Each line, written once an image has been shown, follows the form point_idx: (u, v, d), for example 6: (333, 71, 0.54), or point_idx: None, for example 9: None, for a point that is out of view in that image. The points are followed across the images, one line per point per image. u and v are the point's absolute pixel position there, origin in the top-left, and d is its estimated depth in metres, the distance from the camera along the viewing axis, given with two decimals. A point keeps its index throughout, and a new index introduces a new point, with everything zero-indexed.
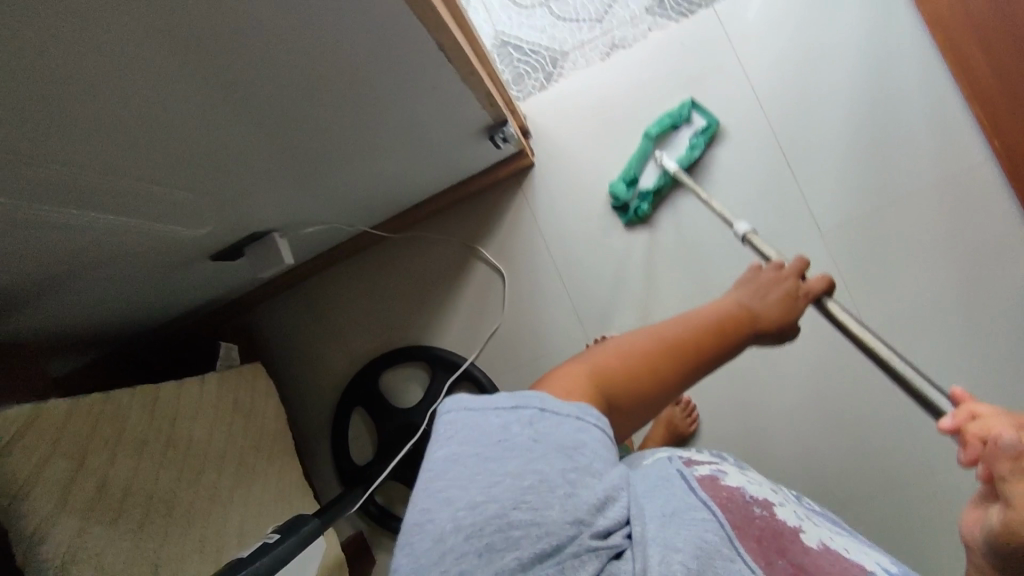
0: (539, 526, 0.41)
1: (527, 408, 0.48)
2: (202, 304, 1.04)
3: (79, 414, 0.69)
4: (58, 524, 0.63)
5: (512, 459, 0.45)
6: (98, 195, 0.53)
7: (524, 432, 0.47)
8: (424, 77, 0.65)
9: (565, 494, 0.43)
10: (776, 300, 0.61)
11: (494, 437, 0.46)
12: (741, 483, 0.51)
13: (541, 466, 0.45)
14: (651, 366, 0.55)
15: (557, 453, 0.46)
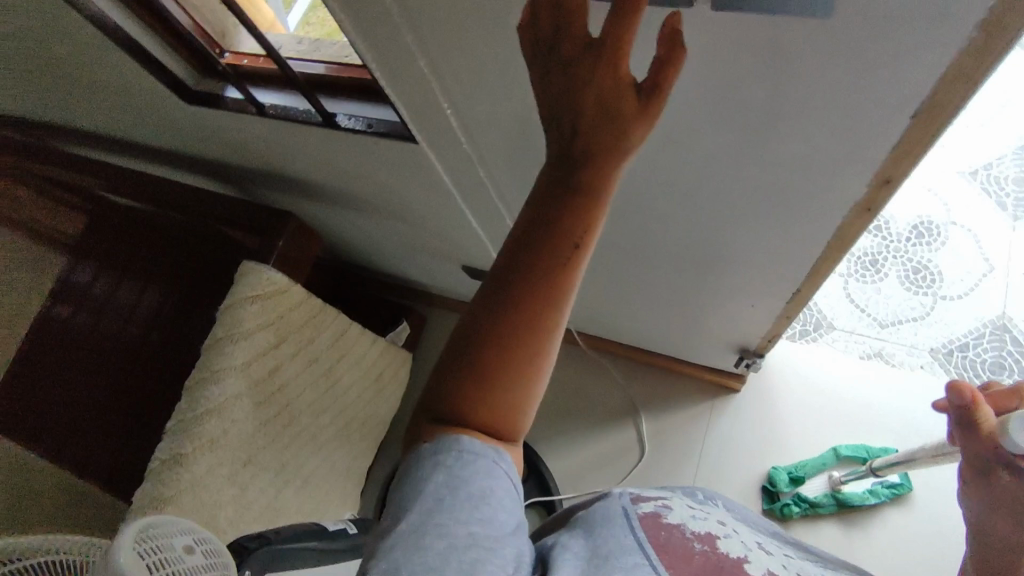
0: (471, 573, 0.33)
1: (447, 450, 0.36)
2: (416, 280, 1.14)
3: (298, 309, 0.78)
4: (229, 377, 0.72)
5: (469, 484, 0.35)
6: (481, 167, 0.62)
7: (439, 484, 0.35)
8: (753, 296, 0.68)
9: (506, 542, 0.35)
10: (605, 130, 0.32)
11: (455, 458, 0.35)
12: (686, 518, 0.44)
13: (493, 507, 0.36)
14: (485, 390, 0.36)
15: (471, 503, 0.35)
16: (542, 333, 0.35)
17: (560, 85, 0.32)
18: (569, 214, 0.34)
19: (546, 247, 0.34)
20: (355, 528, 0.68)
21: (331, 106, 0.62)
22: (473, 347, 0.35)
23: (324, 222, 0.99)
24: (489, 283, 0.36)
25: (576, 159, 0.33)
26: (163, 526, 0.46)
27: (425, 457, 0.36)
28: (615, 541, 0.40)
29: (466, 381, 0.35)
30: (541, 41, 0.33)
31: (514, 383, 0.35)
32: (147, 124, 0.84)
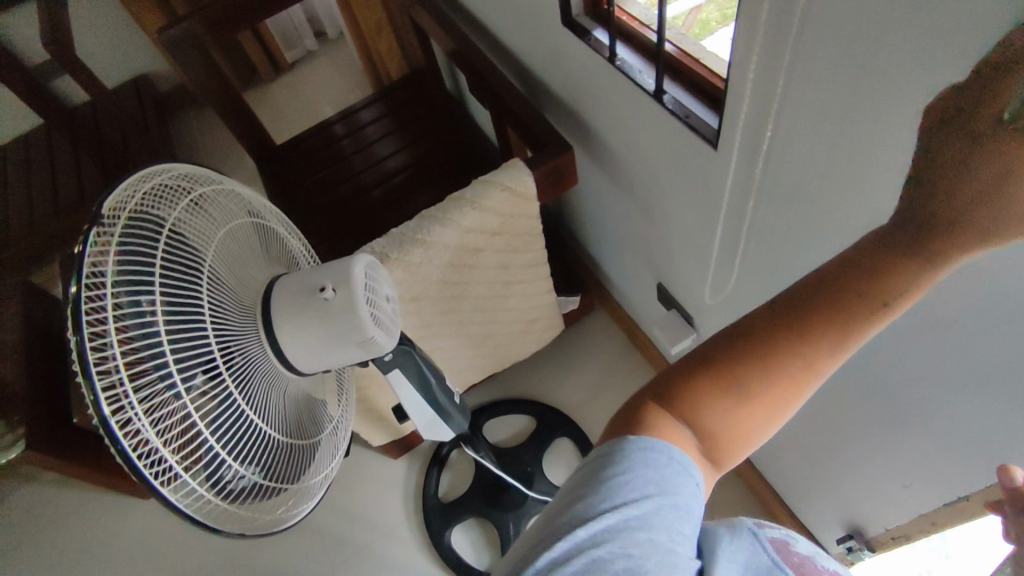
0: (676, 554, 0.36)
1: (652, 452, 0.39)
2: (608, 274, 1.21)
3: (523, 218, 0.88)
4: (451, 228, 0.83)
5: (670, 479, 0.38)
6: (754, 201, 0.65)
7: (645, 477, 0.38)
8: (919, 475, 0.64)
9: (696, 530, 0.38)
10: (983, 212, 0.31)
11: (667, 466, 0.39)
12: (811, 550, 0.41)
13: (687, 502, 0.38)
14: (740, 388, 0.40)
15: (671, 496, 0.38)
16: (793, 381, 0.39)
17: (954, 151, 0.31)
18: (888, 287, 0.36)
19: (843, 311, 0.37)
20: (456, 401, 0.75)
21: (666, 85, 0.72)
22: (751, 348, 0.40)
23: (582, 179, 1.09)
24: (789, 304, 0.40)
25: (938, 239, 0.34)
26: (381, 275, 0.54)
27: (638, 450, 0.39)
28: (755, 554, 0.37)
29: (705, 393, 0.41)
30: (947, 106, 0.31)
31: (749, 412, 0.40)
32: (521, 31, 1.01)
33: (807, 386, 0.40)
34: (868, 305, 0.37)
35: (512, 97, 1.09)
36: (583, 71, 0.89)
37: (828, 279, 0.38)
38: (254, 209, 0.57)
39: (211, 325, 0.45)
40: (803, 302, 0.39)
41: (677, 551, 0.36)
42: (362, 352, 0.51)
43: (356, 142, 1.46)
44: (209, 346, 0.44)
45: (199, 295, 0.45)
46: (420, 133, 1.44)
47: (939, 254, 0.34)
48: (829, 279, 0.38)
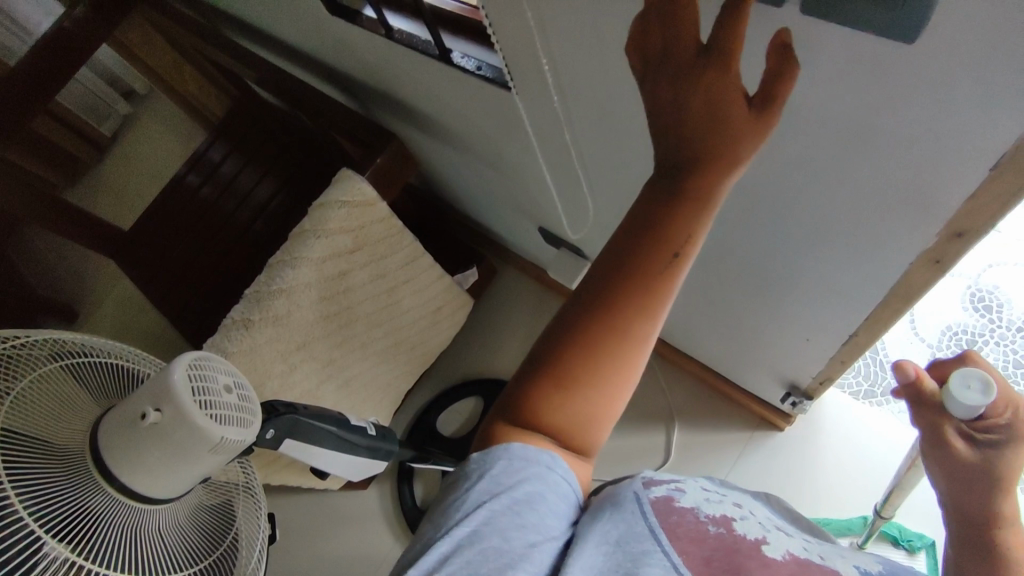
0: (517, 557, 0.35)
1: (495, 460, 0.39)
2: (496, 233, 1.18)
3: (374, 223, 0.84)
4: (305, 265, 0.79)
5: (513, 482, 0.38)
6: (569, 132, 0.63)
7: (485, 487, 0.38)
8: (814, 328, 0.65)
9: (551, 526, 0.38)
10: (714, 136, 0.36)
11: (504, 468, 0.39)
12: (699, 501, 0.41)
13: (539, 502, 0.38)
14: (585, 370, 0.40)
15: (515, 498, 0.38)
16: (626, 353, 0.40)
17: (670, 81, 0.36)
18: (668, 241, 0.39)
19: (641, 274, 0.39)
20: (373, 431, 0.72)
21: (448, 42, 0.67)
22: (579, 325, 0.40)
23: (428, 154, 1.05)
24: (600, 273, 0.41)
25: (689, 178, 0.38)
26: (215, 363, 0.50)
27: (476, 464, 0.40)
28: (631, 523, 0.38)
29: (553, 390, 0.40)
30: (652, 51, 0.37)
31: (597, 396, 0.40)
32: (301, 31, 0.94)
33: (640, 352, 0.41)
34: (660, 258, 0.39)
35: (324, 99, 1.02)
36: (371, 54, 0.83)
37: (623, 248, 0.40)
38: (63, 348, 0.51)
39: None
40: (605, 277, 0.40)
41: (516, 554, 0.36)
42: (222, 453, 0.48)
43: (217, 185, 1.31)
44: (30, 527, 0.42)
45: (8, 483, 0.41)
46: (276, 153, 1.33)
47: (694, 193, 0.38)
48: (619, 251, 0.40)
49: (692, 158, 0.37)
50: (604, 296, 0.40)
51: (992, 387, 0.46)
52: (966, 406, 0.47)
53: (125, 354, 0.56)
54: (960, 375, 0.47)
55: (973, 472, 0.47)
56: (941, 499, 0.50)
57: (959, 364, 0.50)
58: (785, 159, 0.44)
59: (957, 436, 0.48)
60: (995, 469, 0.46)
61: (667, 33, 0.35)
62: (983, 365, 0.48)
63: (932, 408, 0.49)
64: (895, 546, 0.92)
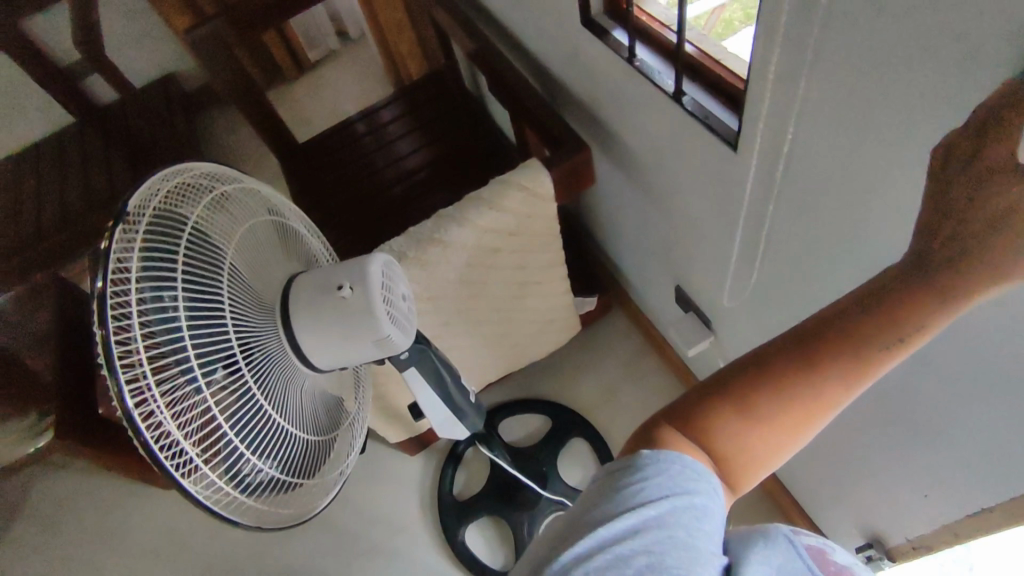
0: (700, 550, 0.36)
1: (671, 462, 0.39)
2: (626, 274, 1.20)
3: (537, 217, 0.88)
4: (468, 228, 0.84)
5: (690, 484, 0.39)
6: (772, 205, 0.65)
7: (664, 482, 0.39)
8: (941, 486, 0.63)
9: (722, 529, 0.39)
10: (978, 247, 0.33)
11: (682, 472, 0.39)
12: (847, 559, 0.40)
13: (711, 507, 0.39)
14: (766, 406, 0.41)
15: (692, 497, 0.38)
16: (805, 409, 0.41)
17: (964, 189, 0.33)
18: (891, 328, 0.37)
19: (853, 344, 0.39)
20: (473, 397, 0.75)
21: (686, 85, 0.71)
22: (776, 367, 0.41)
23: (601, 178, 1.09)
24: (812, 326, 0.41)
25: (933, 282, 0.36)
26: (395, 272, 0.55)
27: (651, 459, 0.40)
28: (792, 560, 0.36)
29: (727, 414, 0.42)
30: (953, 154, 0.33)
31: (762, 435, 0.42)
32: (541, 30, 1.01)
33: (819, 414, 0.41)
34: (878, 338, 0.38)
35: (531, 96, 1.09)
36: (601, 70, 0.88)
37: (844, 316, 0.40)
38: (273, 205, 0.58)
39: (230, 321, 0.46)
40: (812, 334, 0.41)
41: (700, 546, 0.36)
42: (378, 349, 0.52)
43: (377, 140, 1.47)
44: (230, 341, 0.45)
45: (219, 293, 0.46)
46: (444, 131, 1.45)
47: (935, 295, 0.36)
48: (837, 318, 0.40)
49: (937, 263, 0.35)
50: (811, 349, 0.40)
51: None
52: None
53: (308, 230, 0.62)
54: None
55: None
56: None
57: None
58: None
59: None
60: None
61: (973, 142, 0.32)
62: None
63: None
64: None
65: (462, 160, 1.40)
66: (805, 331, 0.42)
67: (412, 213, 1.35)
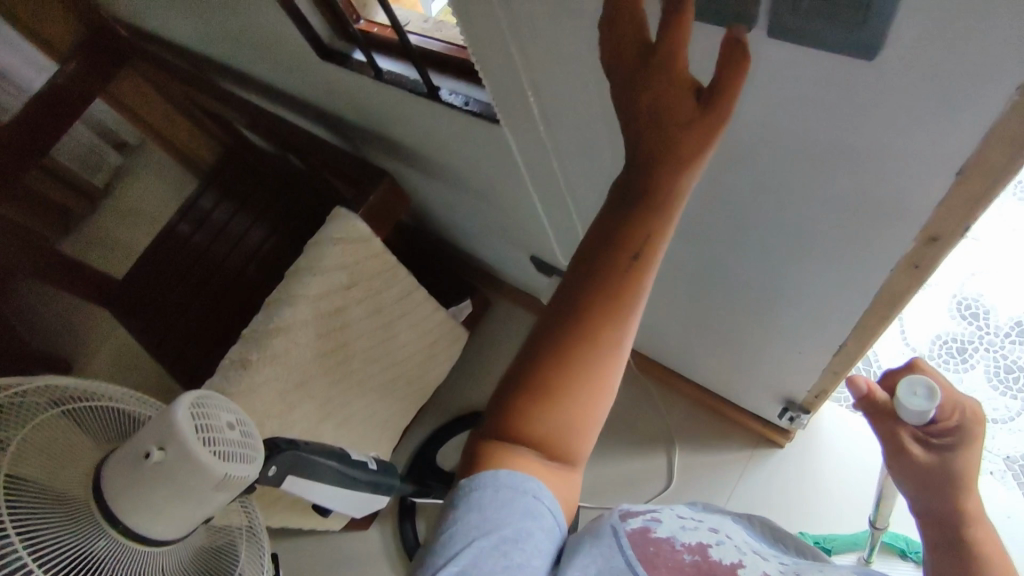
0: None
1: (482, 493, 0.39)
2: (489, 264, 1.20)
3: (365, 260, 0.85)
4: (302, 302, 0.80)
5: (499, 516, 0.38)
6: (555, 163, 0.65)
7: (472, 524, 0.38)
8: (803, 341, 0.67)
9: (537, 557, 0.38)
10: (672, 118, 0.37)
11: (490, 499, 0.38)
12: (675, 529, 0.44)
13: (522, 536, 0.38)
14: (558, 375, 0.40)
15: (498, 534, 0.37)
16: (599, 356, 0.40)
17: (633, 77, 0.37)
18: (626, 242, 0.39)
19: (607, 280, 0.40)
20: (374, 466, 0.72)
21: (437, 81, 0.69)
22: (551, 336, 0.40)
23: (420, 190, 1.07)
24: (569, 282, 0.41)
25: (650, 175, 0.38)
26: (216, 402, 0.50)
27: (467, 491, 0.39)
28: (607, 551, 0.41)
29: (526, 402, 0.40)
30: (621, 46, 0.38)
31: (575, 401, 0.39)
32: (292, 76, 0.97)
33: (612, 357, 0.40)
34: (626, 255, 0.40)
35: (316, 141, 1.04)
36: (362, 93, 0.85)
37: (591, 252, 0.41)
38: (66, 392, 0.52)
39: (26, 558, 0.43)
40: (575, 281, 0.41)
41: None
42: (226, 490, 0.48)
43: (208, 233, 1.37)
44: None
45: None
46: (268, 199, 1.37)
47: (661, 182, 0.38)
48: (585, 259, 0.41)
49: (648, 156, 0.38)
50: (574, 301, 0.40)
51: (937, 393, 0.46)
52: (913, 411, 0.47)
53: (123, 397, 0.55)
54: (906, 383, 0.47)
55: (938, 474, 0.48)
56: (912, 506, 0.52)
57: (909, 372, 0.50)
58: (764, 177, 0.46)
59: (912, 441, 0.49)
60: (952, 466, 0.48)
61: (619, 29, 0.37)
62: (928, 371, 0.49)
63: (886, 416, 0.50)
64: (901, 558, 0.93)
65: (301, 219, 1.36)
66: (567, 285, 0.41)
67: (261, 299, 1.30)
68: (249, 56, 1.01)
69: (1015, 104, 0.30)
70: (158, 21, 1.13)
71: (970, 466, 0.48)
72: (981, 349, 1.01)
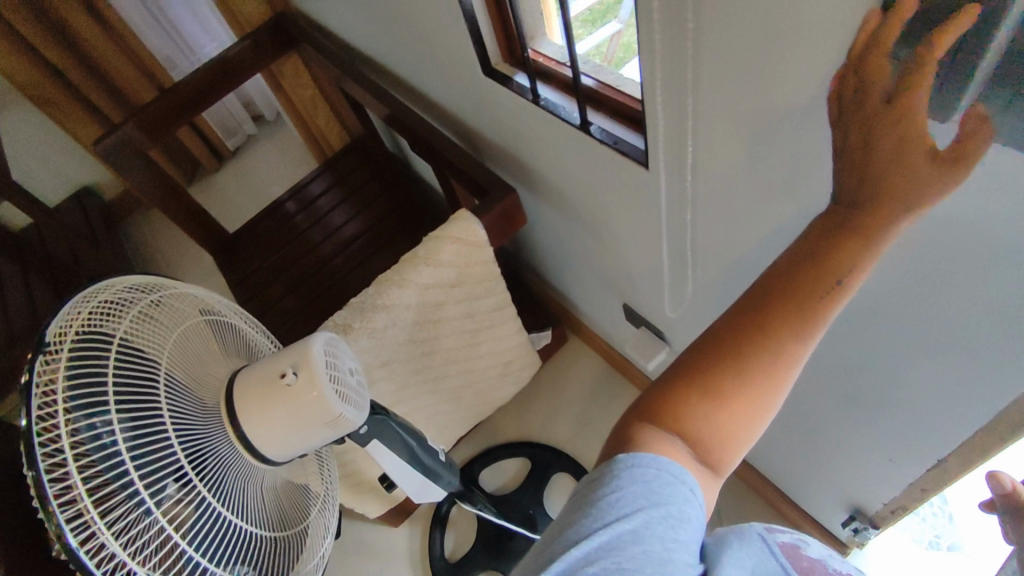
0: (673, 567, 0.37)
1: (648, 468, 0.40)
2: (576, 302, 1.22)
3: (473, 265, 0.89)
4: (410, 288, 0.85)
5: (665, 491, 0.40)
6: (688, 214, 0.68)
7: (639, 492, 0.40)
8: (898, 447, 0.66)
9: (696, 537, 0.40)
10: (900, 177, 0.36)
11: (656, 476, 0.40)
12: (823, 553, 0.43)
13: (684, 515, 0.40)
14: (732, 377, 0.42)
15: (666, 508, 0.39)
16: (765, 378, 0.42)
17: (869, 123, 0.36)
18: (828, 271, 0.40)
19: (799, 301, 0.41)
20: (442, 458, 0.74)
21: (591, 115, 0.74)
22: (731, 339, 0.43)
23: (532, 216, 1.12)
24: (757, 294, 0.43)
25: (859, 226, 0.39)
26: (342, 348, 0.54)
27: (624, 462, 0.41)
28: (762, 555, 0.39)
29: (694, 399, 0.43)
30: (853, 98, 0.37)
31: (733, 413, 0.42)
32: (446, 88, 1.05)
33: (786, 372, 0.43)
34: (818, 289, 0.41)
35: (451, 149, 1.11)
36: (510, 115, 0.92)
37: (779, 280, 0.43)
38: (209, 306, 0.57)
39: (171, 425, 0.44)
40: (757, 303, 0.43)
41: (672, 560, 0.38)
42: (335, 428, 0.51)
43: (311, 216, 1.46)
44: (174, 450, 0.44)
45: (159, 399, 0.44)
46: (371, 199, 1.46)
47: (868, 230, 0.39)
48: (772, 285, 0.43)
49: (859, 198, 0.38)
50: (760, 313, 0.42)
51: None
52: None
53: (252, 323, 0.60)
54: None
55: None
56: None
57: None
58: (915, 271, 0.46)
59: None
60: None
61: (863, 80, 0.36)
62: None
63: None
64: None
65: (395, 220, 1.42)
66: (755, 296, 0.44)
67: (354, 278, 1.35)
68: (414, 60, 1.10)
69: None
70: (337, 15, 1.25)
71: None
72: None
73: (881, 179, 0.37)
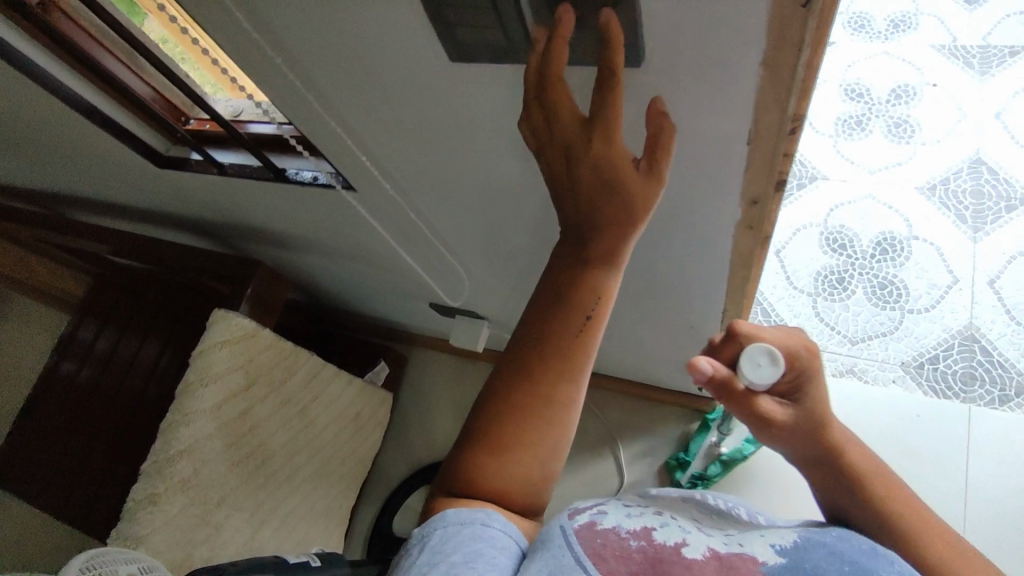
0: None
1: (431, 530, 0.40)
2: (395, 321, 1.18)
3: (254, 350, 0.80)
4: (199, 419, 0.75)
5: (444, 546, 0.38)
6: (415, 213, 0.67)
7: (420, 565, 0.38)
8: (691, 317, 0.71)
9: (493, 566, 0.38)
10: (605, 193, 0.39)
11: (440, 538, 0.39)
12: (620, 518, 0.42)
13: (471, 556, 0.38)
14: (533, 421, 0.42)
15: (444, 564, 0.37)
16: (555, 414, 0.42)
17: (565, 149, 0.38)
18: (581, 296, 0.42)
19: (564, 323, 0.42)
20: (317, 561, 0.68)
21: (279, 162, 0.68)
22: (523, 379, 0.42)
23: (305, 269, 1.05)
24: (530, 321, 0.43)
25: (587, 247, 0.41)
26: None
27: (414, 543, 0.41)
28: (558, 557, 0.38)
29: (497, 448, 0.41)
30: (541, 127, 0.38)
31: (532, 457, 0.42)
32: (139, 191, 0.93)
33: (570, 405, 0.43)
34: (579, 307, 0.42)
35: (183, 247, 0.99)
36: (212, 191, 0.82)
37: (541, 299, 0.43)
38: None
39: None
40: (536, 329, 0.43)
41: None
42: None
43: (96, 366, 1.19)
44: None
45: None
46: (150, 315, 1.20)
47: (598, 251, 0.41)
48: (538, 311, 0.43)
49: (581, 221, 0.41)
50: (543, 335, 0.42)
51: (776, 355, 0.45)
52: (764, 382, 0.45)
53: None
54: (748, 356, 0.45)
55: (799, 423, 0.47)
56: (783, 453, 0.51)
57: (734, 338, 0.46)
58: None
59: (771, 403, 0.47)
60: (808, 411, 0.47)
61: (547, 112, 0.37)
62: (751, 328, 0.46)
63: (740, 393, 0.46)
64: None
65: (191, 324, 1.19)
66: (531, 323, 0.43)
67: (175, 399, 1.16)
68: (88, 180, 0.95)
69: (763, 79, 0.34)
70: None
71: (820, 402, 0.48)
72: (853, 268, 1.13)
73: (596, 200, 0.39)
